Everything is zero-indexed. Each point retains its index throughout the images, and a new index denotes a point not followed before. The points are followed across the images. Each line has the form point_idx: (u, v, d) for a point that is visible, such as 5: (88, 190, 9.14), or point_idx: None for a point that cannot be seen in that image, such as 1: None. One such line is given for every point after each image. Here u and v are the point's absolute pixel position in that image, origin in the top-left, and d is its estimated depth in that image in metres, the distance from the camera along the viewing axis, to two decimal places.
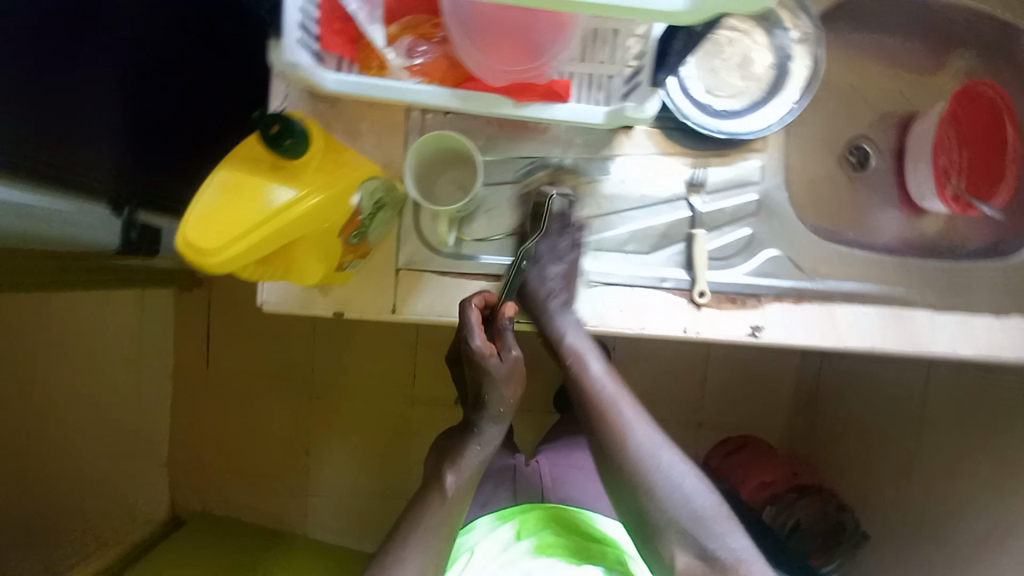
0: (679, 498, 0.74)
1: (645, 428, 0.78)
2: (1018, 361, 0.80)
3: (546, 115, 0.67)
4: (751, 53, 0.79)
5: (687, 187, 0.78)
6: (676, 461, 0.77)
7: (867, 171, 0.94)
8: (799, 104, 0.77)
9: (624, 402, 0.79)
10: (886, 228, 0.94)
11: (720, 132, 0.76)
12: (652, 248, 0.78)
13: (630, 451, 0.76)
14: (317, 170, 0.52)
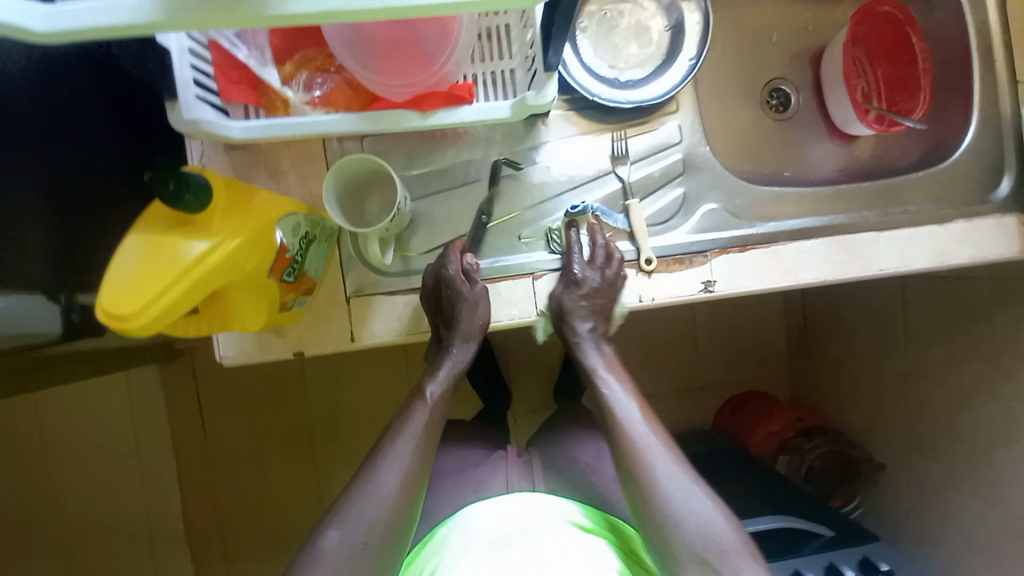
0: (693, 525, 0.64)
1: (664, 451, 0.69)
2: (971, 264, 0.81)
3: (455, 120, 0.69)
4: (644, 20, 0.79)
5: (613, 160, 0.80)
6: (696, 488, 0.67)
7: (791, 110, 0.99)
8: (696, 60, 0.77)
9: (647, 422, 0.72)
10: (825, 161, 0.97)
11: (627, 103, 0.77)
12: (592, 227, 0.80)
13: (642, 466, 0.67)
14: (225, 217, 0.54)
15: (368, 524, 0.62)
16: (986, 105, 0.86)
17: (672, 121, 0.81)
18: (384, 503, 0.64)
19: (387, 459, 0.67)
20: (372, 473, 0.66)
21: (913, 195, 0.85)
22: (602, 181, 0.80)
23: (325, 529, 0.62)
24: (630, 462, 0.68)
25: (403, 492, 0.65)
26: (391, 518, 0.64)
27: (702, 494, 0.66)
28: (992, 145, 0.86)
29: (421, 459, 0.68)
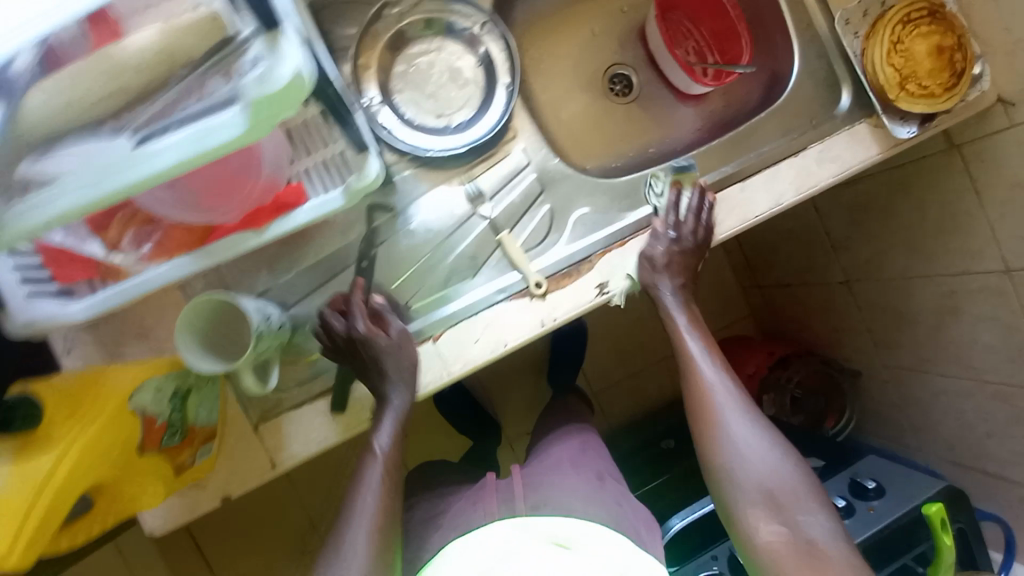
0: (760, 466, 0.71)
1: (742, 414, 0.75)
2: (839, 179, 0.85)
3: (293, 224, 0.67)
4: (453, 64, 0.80)
5: (471, 201, 0.80)
6: (765, 435, 0.74)
7: (635, 90, 1.02)
8: (513, 84, 0.79)
9: (719, 390, 0.78)
10: (684, 124, 1.01)
11: (462, 148, 0.79)
12: (474, 271, 0.79)
13: (717, 435, 0.75)
14: (68, 422, 0.54)
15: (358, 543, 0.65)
16: (801, 27, 0.89)
17: (517, 146, 0.83)
18: (367, 522, 0.67)
19: (367, 492, 0.69)
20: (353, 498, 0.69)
21: (766, 133, 0.89)
22: (468, 225, 0.80)
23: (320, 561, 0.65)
24: (705, 429, 0.76)
25: (382, 509, 0.68)
26: (376, 538, 0.66)
27: (773, 447, 0.73)
28: (820, 61, 0.90)
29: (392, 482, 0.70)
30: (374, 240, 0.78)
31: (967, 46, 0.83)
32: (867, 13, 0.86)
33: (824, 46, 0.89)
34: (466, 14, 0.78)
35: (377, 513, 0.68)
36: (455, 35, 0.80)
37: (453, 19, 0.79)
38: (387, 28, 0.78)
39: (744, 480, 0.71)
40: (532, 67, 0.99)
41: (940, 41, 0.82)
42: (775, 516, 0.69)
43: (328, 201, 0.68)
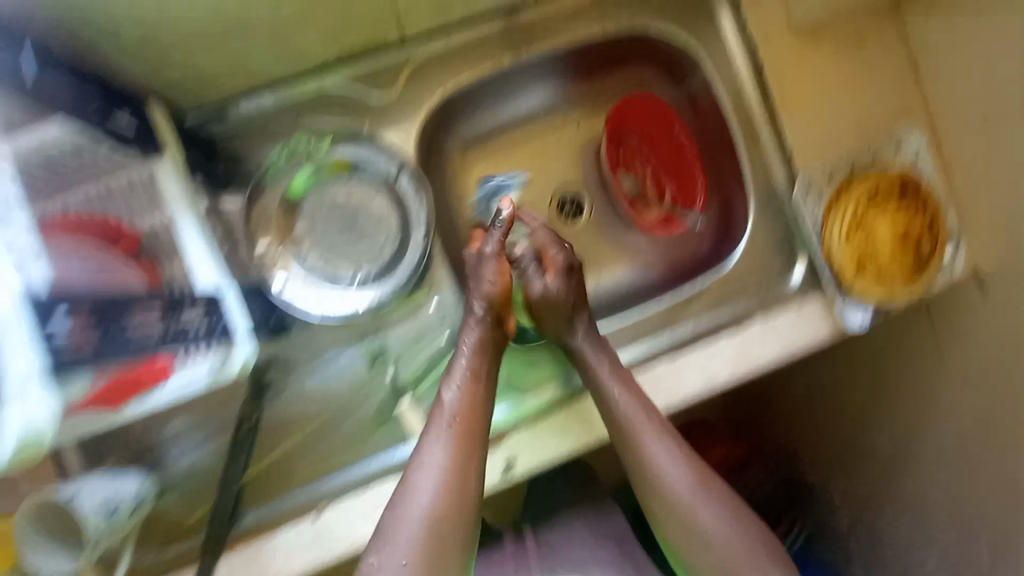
0: (717, 532, 0.65)
1: (674, 454, 0.69)
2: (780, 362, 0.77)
3: (148, 407, 0.52)
4: (365, 213, 0.72)
5: (371, 364, 0.74)
6: (712, 493, 0.67)
7: (585, 217, 0.92)
8: (425, 242, 0.72)
9: (648, 423, 0.69)
10: (632, 259, 0.92)
11: (359, 310, 0.71)
12: (365, 441, 0.72)
13: (656, 484, 0.68)
14: None
15: (407, 546, 0.57)
16: (759, 180, 0.83)
17: (430, 302, 0.74)
18: (423, 522, 0.59)
19: (421, 483, 0.61)
20: (403, 499, 0.60)
21: (707, 298, 0.83)
22: (366, 389, 0.73)
23: (365, 555, 0.58)
24: (643, 476, 0.69)
25: (445, 501, 0.60)
26: (436, 526, 0.59)
27: (722, 505, 0.67)
28: (778, 219, 0.83)
29: (461, 458, 0.62)
30: (260, 399, 0.71)
31: (938, 227, 0.77)
32: (834, 176, 0.78)
33: (795, 208, 0.80)
34: (381, 158, 0.72)
35: (442, 500, 0.60)
36: (370, 177, 0.73)
37: (369, 160, 0.72)
38: (293, 167, 0.72)
39: (699, 525, 0.66)
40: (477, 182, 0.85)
41: (907, 225, 0.76)
42: (755, 547, 0.65)
43: (194, 386, 0.54)
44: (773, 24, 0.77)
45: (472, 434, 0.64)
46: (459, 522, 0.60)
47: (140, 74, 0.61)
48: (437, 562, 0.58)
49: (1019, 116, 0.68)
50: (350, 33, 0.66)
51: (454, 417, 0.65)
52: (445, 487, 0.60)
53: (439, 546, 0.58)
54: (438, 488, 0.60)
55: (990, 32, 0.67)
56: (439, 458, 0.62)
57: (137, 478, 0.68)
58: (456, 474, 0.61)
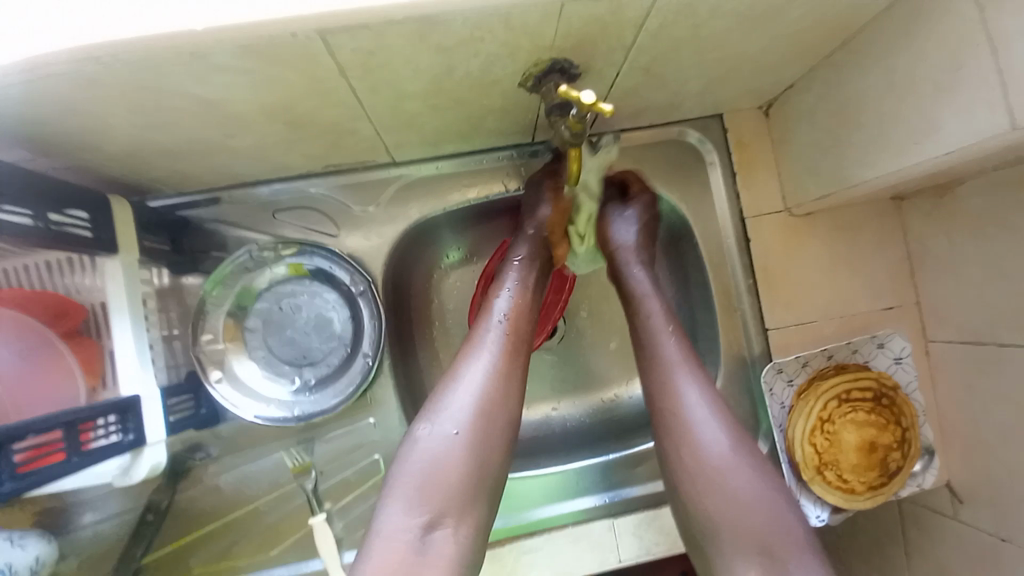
0: (749, 510, 0.53)
1: (710, 405, 0.58)
2: None
3: (51, 491, 0.56)
4: (321, 314, 0.73)
5: (293, 471, 0.71)
6: (747, 452, 0.56)
7: (557, 338, 0.86)
8: (371, 359, 0.70)
9: (676, 362, 0.61)
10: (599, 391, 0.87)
11: (290, 418, 0.69)
12: (278, 546, 0.71)
13: (691, 448, 0.56)
14: None
15: (462, 415, 0.54)
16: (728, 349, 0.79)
17: (365, 419, 0.74)
18: (474, 398, 0.55)
19: (480, 361, 0.57)
20: (457, 375, 0.57)
21: None
22: (286, 495, 0.72)
23: (419, 423, 0.55)
24: (677, 442, 0.57)
25: (495, 391, 0.56)
26: (485, 414, 0.54)
27: (764, 471, 0.56)
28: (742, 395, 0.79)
29: (513, 345, 0.59)
30: (173, 487, 0.71)
31: (912, 443, 0.73)
32: (806, 364, 0.76)
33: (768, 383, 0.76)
34: (345, 271, 0.72)
35: (494, 384, 0.56)
36: (333, 286, 0.74)
37: (332, 271, 0.73)
38: (258, 268, 0.73)
39: (727, 512, 0.54)
40: (447, 292, 0.84)
41: (875, 437, 0.73)
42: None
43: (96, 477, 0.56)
44: (767, 202, 0.78)
45: (520, 337, 0.60)
46: (512, 409, 0.56)
47: (115, 172, 0.61)
48: (487, 435, 0.54)
49: (995, 356, 0.66)
50: (334, 154, 0.66)
51: (507, 313, 0.61)
52: (505, 373, 0.57)
53: (493, 430, 0.54)
54: (493, 367, 0.57)
55: (982, 264, 0.66)
56: (492, 347, 0.58)
57: (38, 542, 0.58)
58: (503, 367, 0.57)
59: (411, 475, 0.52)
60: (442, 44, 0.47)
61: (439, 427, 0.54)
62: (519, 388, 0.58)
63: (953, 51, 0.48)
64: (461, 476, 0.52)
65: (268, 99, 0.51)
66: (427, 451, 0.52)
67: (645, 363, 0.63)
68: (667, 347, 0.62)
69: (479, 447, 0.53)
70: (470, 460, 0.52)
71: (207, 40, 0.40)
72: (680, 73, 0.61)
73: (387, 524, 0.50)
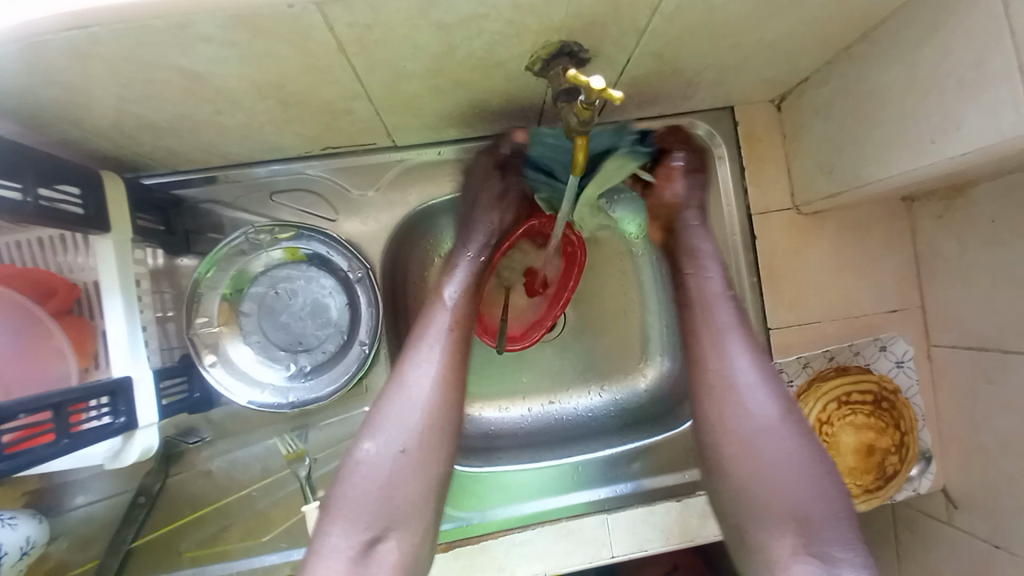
0: (789, 479, 0.55)
1: (759, 373, 0.59)
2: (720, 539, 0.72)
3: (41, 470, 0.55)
4: (317, 300, 0.72)
5: (287, 458, 0.70)
6: (794, 426, 0.57)
7: (557, 332, 0.85)
8: (367, 346, 0.69)
9: (731, 336, 0.61)
10: (597, 386, 0.86)
11: (284, 405, 0.67)
12: (268, 532, 0.70)
13: (739, 412, 0.58)
14: None
15: (403, 433, 0.55)
16: None
17: (359, 407, 0.73)
18: (414, 410, 0.56)
19: (417, 374, 0.58)
20: (394, 391, 0.57)
21: (660, 459, 0.76)
22: (278, 481, 0.71)
23: (359, 440, 0.56)
24: (721, 407, 0.59)
25: (437, 402, 0.57)
26: (424, 421, 0.56)
27: (806, 446, 0.57)
28: None
29: (451, 351, 0.60)
30: (165, 470, 0.70)
31: (911, 447, 0.72)
32: (807, 365, 0.75)
33: None
34: (344, 258, 0.70)
35: (436, 396, 0.57)
36: (330, 271, 0.72)
37: (329, 256, 0.71)
38: (254, 251, 0.71)
39: (766, 476, 0.56)
40: None
41: (873, 440, 0.72)
42: (803, 543, 0.54)
43: (88, 459, 0.55)
44: (775, 199, 0.76)
45: (459, 344, 0.61)
46: (450, 420, 0.58)
47: (107, 147, 0.59)
48: (426, 447, 0.56)
49: (1000, 360, 0.65)
50: (333, 135, 0.65)
51: (448, 323, 0.61)
52: (445, 384, 0.58)
53: (433, 443, 0.56)
54: (431, 380, 0.58)
55: (991, 268, 0.65)
56: (432, 356, 0.59)
57: (28, 522, 0.57)
58: (445, 376, 0.58)
59: (350, 491, 0.53)
60: (447, 21, 0.45)
61: (378, 445, 0.55)
62: (458, 398, 0.59)
63: (980, 47, 0.46)
64: (403, 488, 0.54)
65: (266, 74, 0.49)
66: (367, 471, 0.54)
67: (691, 332, 0.64)
68: (721, 317, 0.63)
69: (419, 460, 0.55)
70: (408, 473, 0.54)
71: (201, 8, 0.39)
72: (692, 63, 0.59)
73: (328, 542, 0.52)
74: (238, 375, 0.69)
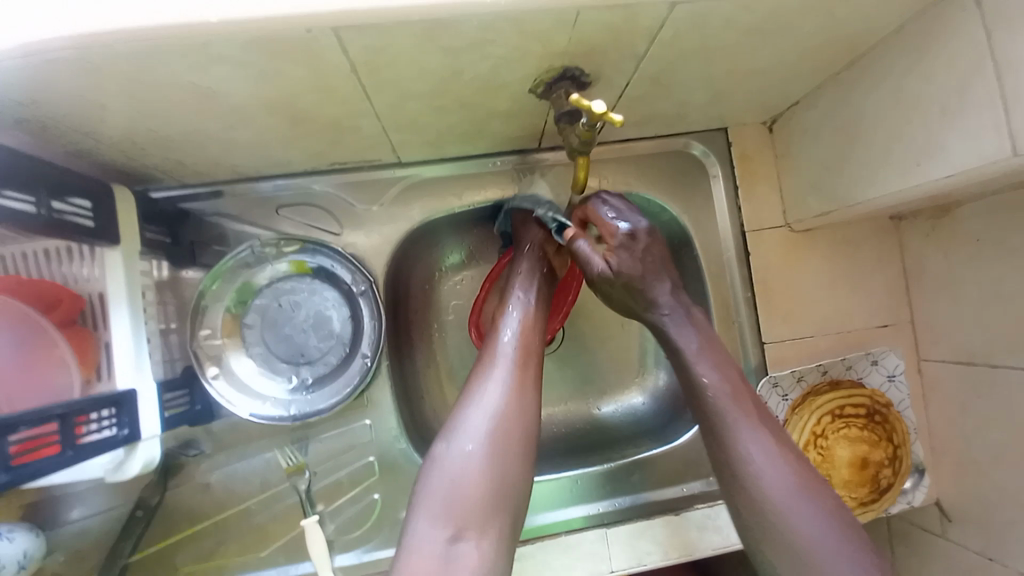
0: (834, 567, 0.49)
1: (772, 445, 0.55)
2: (717, 553, 0.73)
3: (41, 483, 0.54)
4: (321, 313, 0.73)
5: (286, 472, 0.70)
6: (813, 492, 0.53)
7: (556, 345, 0.86)
8: (370, 359, 0.70)
9: (733, 413, 0.57)
10: (596, 399, 0.86)
11: (285, 417, 0.68)
12: (266, 546, 0.69)
13: (754, 499, 0.54)
14: None
15: (478, 432, 0.53)
16: None
17: (361, 420, 0.73)
18: (489, 414, 0.55)
19: (495, 378, 0.57)
20: (473, 395, 0.57)
21: (659, 472, 0.77)
22: (277, 494, 0.71)
23: (438, 441, 0.55)
24: (744, 493, 0.54)
25: (511, 408, 0.55)
26: (501, 427, 0.54)
27: (830, 511, 0.52)
28: None
29: (524, 362, 0.59)
30: (163, 483, 0.70)
31: (904, 460, 0.74)
32: (802, 379, 0.77)
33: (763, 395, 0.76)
34: (348, 271, 0.71)
35: (510, 402, 0.56)
36: (334, 284, 0.73)
37: (334, 269, 0.72)
38: (258, 263, 0.72)
39: (806, 556, 0.50)
40: (447, 293, 0.84)
41: (867, 453, 0.73)
42: None
43: (90, 472, 0.55)
44: (768, 217, 0.79)
45: (530, 359, 0.60)
46: (526, 426, 0.56)
47: (118, 159, 0.60)
48: (504, 451, 0.53)
49: (988, 374, 0.67)
50: (340, 151, 0.66)
51: (514, 343, 0.61)
52: (520, 390, 0.57)
53: (510, 445, 0.54)
54: (506, 386, 0.57)
55: (977, 285, 0.67)
56: (503, 369, 0.58)
57: (25, 535, 0.57)
58: (517, 383, 0.57)
59: (433, 488, 0.51)
60: (455, 46, 0.47)
61: (458, 445, 0.53)
62: (533, 402, 0.57)
63: (963, 76, 0.49)
64: (482, 492, 0.51)
65: (279, 93, 0.51)
66: (445, 470, 0.52)
67: (702, 415, 0.59)
68: (716, 390, 0.58)
69: (496, 465, 0.53)
70: (486, 477, 0.52)
71: (221, 29, 0.41)
72: (689, 87, 0.62)
73: (415, 539, 0.50)
74: (240, 387, 0.70)
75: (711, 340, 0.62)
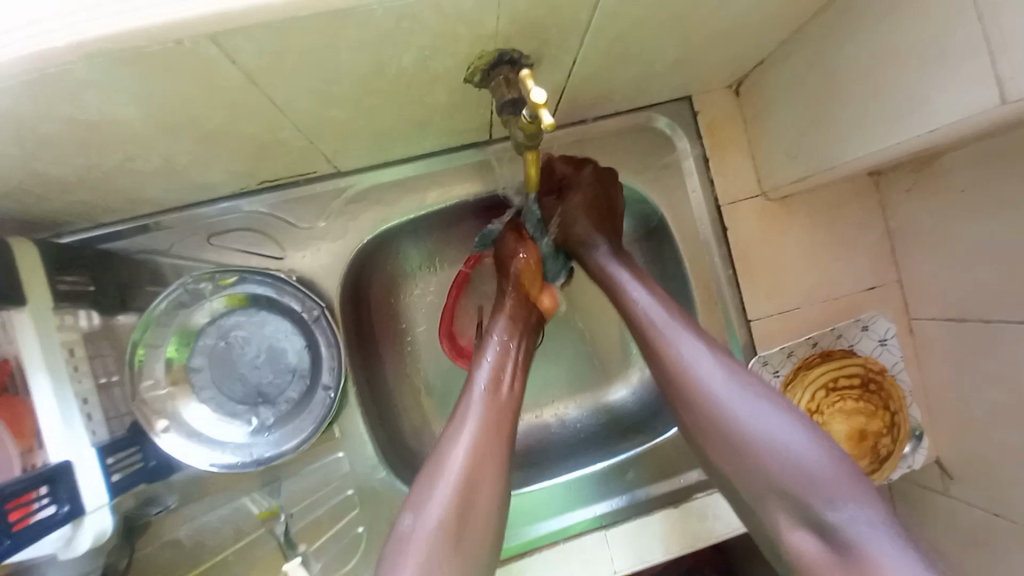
0: (759, 433, 0.49)
1: (726, 372, 0.53)
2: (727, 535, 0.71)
3: None
4: (272, 346, 0.68)
5: (260, 517, 0.67)
6: (771, 404, 0.51)
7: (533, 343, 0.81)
8: (332, 391, 0.65)
9: (671, 327, 0.57)
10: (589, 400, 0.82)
11: (249, 463, 0.64)
12: None
13: (686, 385, 0.54)
14: None
15: (446, 494, 0.50)
16: None
17: (333, 453, 0.69)
18: (458, 471, 0.51)
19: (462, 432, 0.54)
20: (442, 453, 0.53)
21: (654, 463, 0.75)
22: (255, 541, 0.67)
23: (403, 512, 0.50)
24: (699, 418, 0.53)
25: (481, 466, 0.52)
26: (471, 479, 0.51)
27: (772, 402, 0.51)
28: None
29: (496, 418, 0.55)
30: (130, 544, 0.62)
31: (901, 425, 0.71)
32: (791, 354, 0.73)
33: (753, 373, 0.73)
34: (296, 299, 0.66)
35: (481, 453, 0.53)
36: (283, 313, 0.68)
37: (279, 298, 0.67)
38: (195, 301, 0.66)
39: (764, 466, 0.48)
40: (413, 305, 0.78)
41: (864, 424, 0.70)
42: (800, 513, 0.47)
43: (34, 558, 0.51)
44: (742, 187, 0.74)
45: (506, 414, 0.56)
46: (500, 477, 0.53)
47: (16, 209, 0.53)
48: (479, 503, 0.51)
49: (981, 330, 0.64)
50: (266, 168, 0.60)
51: (487, 400, 0.57)
52: (490, 440, 0.54)
53: (480, 503, 0.51)
54: (474, 439, 0.53)
55: (963, 239, 0.64)
56: (474, 425, 0.54)
57: None
58: (485, 436, 0.54)
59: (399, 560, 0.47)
60: (367, 41, 0.41)
61: (426, 510, 0.49)
62: (505, 449, 0.54)
63: (935, 20, 0.44)
64: (449, 549, 0.47)
65: (173, 115, 0.44)
66: (413, 537, 0.48)
67: (641, 337, 0.60)
68: (647, 308, 0.59)
69: (462, 519, 0.49)
70: (455, 541, 0.48)
71: (77, 56, 0.34)
72: (643, 57, 0.56)
73: None
74: (199, 436, 0.65)
75: (675, 305, 0.60)
